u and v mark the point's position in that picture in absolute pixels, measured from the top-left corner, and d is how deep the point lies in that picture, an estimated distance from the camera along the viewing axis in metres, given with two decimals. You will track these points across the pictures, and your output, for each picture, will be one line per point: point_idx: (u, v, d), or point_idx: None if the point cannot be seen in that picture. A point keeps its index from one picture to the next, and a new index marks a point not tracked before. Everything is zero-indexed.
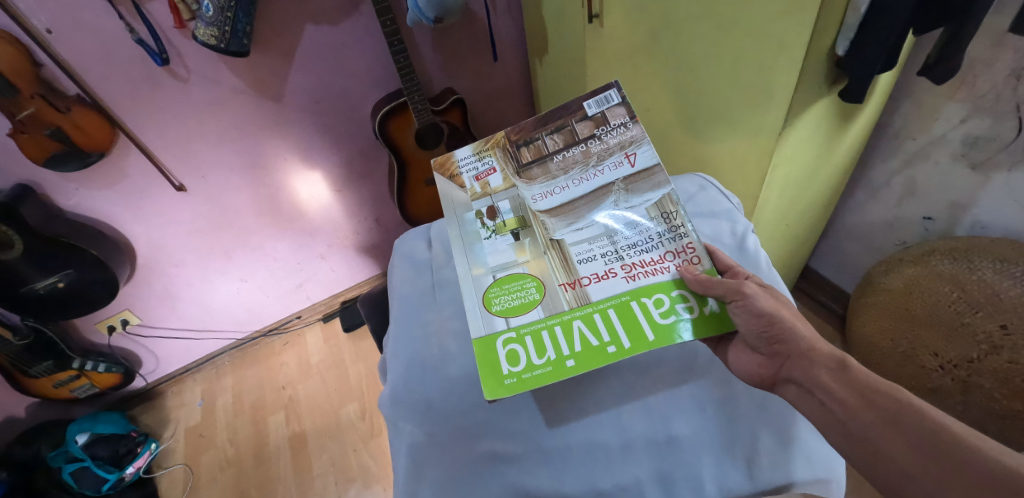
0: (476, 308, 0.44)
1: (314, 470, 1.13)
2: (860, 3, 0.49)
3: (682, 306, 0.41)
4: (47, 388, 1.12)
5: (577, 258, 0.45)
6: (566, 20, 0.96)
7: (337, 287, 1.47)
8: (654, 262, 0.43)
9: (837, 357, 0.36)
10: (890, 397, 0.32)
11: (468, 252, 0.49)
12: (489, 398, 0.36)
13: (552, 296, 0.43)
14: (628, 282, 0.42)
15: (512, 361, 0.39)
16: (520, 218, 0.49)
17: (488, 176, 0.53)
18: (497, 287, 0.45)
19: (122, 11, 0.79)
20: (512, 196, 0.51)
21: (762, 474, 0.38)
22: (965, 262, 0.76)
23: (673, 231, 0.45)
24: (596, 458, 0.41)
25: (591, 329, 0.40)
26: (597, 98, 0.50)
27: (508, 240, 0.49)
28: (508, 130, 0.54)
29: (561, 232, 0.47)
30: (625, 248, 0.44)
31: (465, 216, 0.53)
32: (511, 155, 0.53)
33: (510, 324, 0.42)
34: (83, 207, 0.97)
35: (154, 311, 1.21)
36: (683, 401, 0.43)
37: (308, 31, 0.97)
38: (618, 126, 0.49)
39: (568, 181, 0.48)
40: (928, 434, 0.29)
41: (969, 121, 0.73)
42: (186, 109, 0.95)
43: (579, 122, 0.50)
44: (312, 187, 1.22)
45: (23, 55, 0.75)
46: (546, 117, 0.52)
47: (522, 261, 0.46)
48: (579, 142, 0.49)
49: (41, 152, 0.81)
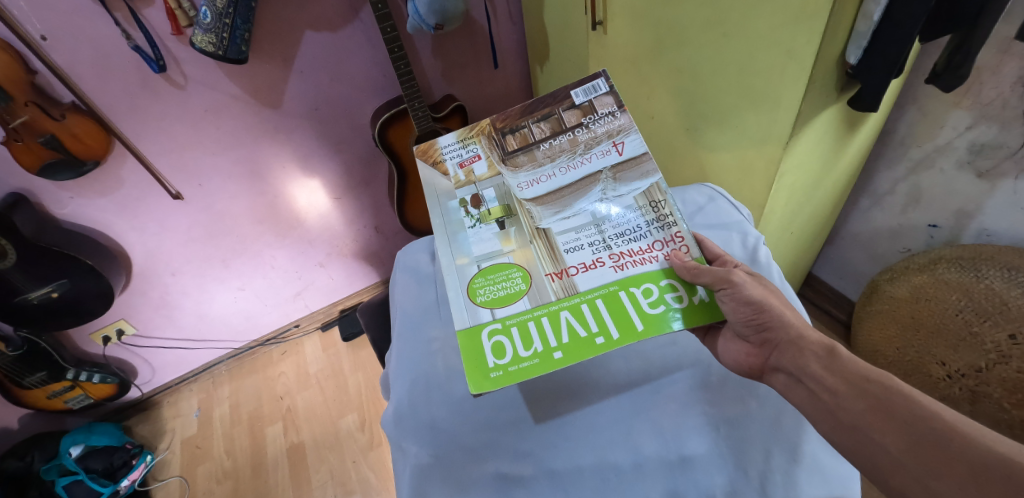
0: (460, 299, 0.41)
1: (313, 483, 1.11)
2: (872, 11, 0.48)
3: (671, 296, 0.39)
4: (40, 399, 1.10)
5: (564, 247, 0.43)
6: (568, 26, 0.95)
7: (337, 295, 1.46)
8: (643, 252, 0.42)
9: (827, 344, 0.36)
10: (880, 385, 0.31)
11: (452, 241, 0.47)
12: (474, 392, 0.34)
13: (538, 287, 0.41)
14: (616, 272, 0.41)
15: (498, 353, 0.37)
16: (505, 206, 0.47)
17: (472, 163, 0.50)
18: (481, 277, 0.43)
19: (119, 18, 0.78)
20: (497, 184, 0.48)
21: (775, 493, 0.36)
22: (973, 271, 0.76)
23: (660, 221, 0.44)
24: (607, 479, 0.39)
25: (579, 319, 0.38)
26: (585, 87, 0.49)
27: (493, 229, 0.47)
28: (493, 117, 0.52)
29: (548, 221, 0.45)
30: (613, 236, 0.43)
31: (449, 205, 0.49)
32: (496, 142, 0.50)
33: (495, 315, 0.40)
34: (78, 216, 0.95)
35: (151, 320, 1.19)
36: (694, 419, 0.42)
37: (308, 37, 0.96)
38: (606, 115, 0.48)
39: (554, 170, 0.47)
40: (919, 423, 0.28)
41: (974, 128, 0.73)
42: (184, 116, 0.93)
43: (566, 110, 0.48)
44: (311, 195, 1.20)
45: (17, 62, 0.73)
46: (533, 104, 0.50)
47: (508, 250, 0.44)
48: (566, 131, 0.48)
49: (35, 160, 0.80)
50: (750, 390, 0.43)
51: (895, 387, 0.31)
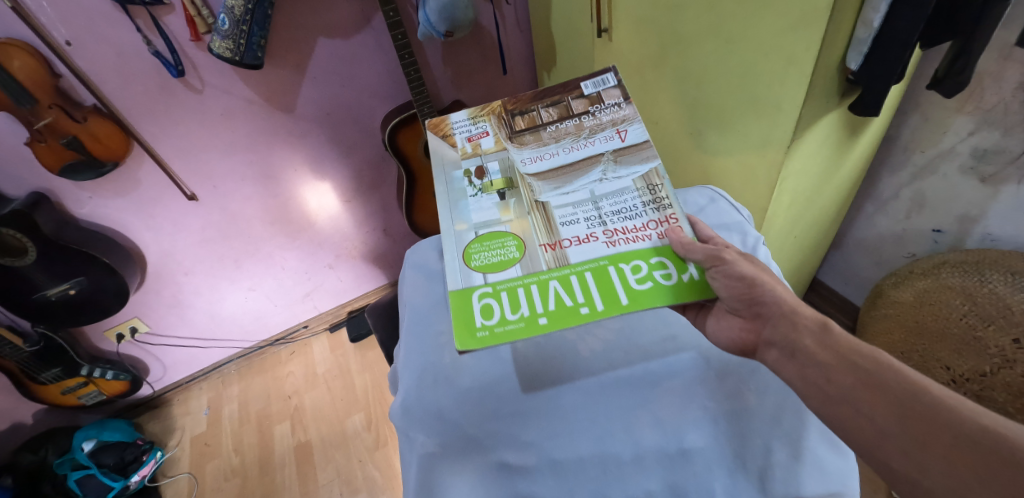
0: (455, 262, 0.42)
1: (319, 480, 1.13)
2: (872, 19, 0.50)
3: (660, 273, 0.39)
4: (55, 394, 1.12)
5: (561, 220, 0.44)
6: (575, 33, 0.97)
7: (344, 297, 1.48)
8: (636, 229, 0.43)
9: (820, 319, 0.37)
10: (869, 359, 0.32)
11: (453, 208, 0.47)
12: (459, 349, 0.35)
13: (531, 256, 0.42)
14: (609, 247, 0.41)
15: (486, 314, 0.38)
16: (507, 179, 0.48)
17: (479, 138, 0.52)
18: (478, 243, 0.44)
19: (140, 24, 0.81)
20: (502, 158, 0.50)
21: (774, 486, 0.37)
22: (977, 276, 0.77)
23: (656, 203, 0.44)
24: (608, 470, 0.40)
25: (566, 290, 0.39)
26: (594, 80, 0.52)
27: (493, 199, 0.48)
28: (505, 99, 0.55)
29: (547, 195, 0.46)
30: (609, 213, 0.44)
31: (453, 174, 0.50)
32: (505, 121, 0.53)
33: (488, 280, 0.40)
34: (96, 216, 0.98)
35: (163, 319, 1.21)
36: (694, 412, 0.43)
37: (321, 44, 0.99)
38: (612, 105, 0.50)
39: (558, 149, 0.49)
40: (907, 395, 0.29)
41: (977, 134, 0.74)
42: (200, 119, 0.96)
43: (574, 99, 0.52)
44: (321, 197, 1.23)
45: (42, 65, 0.76)
46: (543, 92, 0.53)
47: (506, 220, 0.45)
48: (574, 117, 0.51)
49: (57, 161, 0.83)
50: (749, 385, 0.43)
51: (885, 363, 0.32)
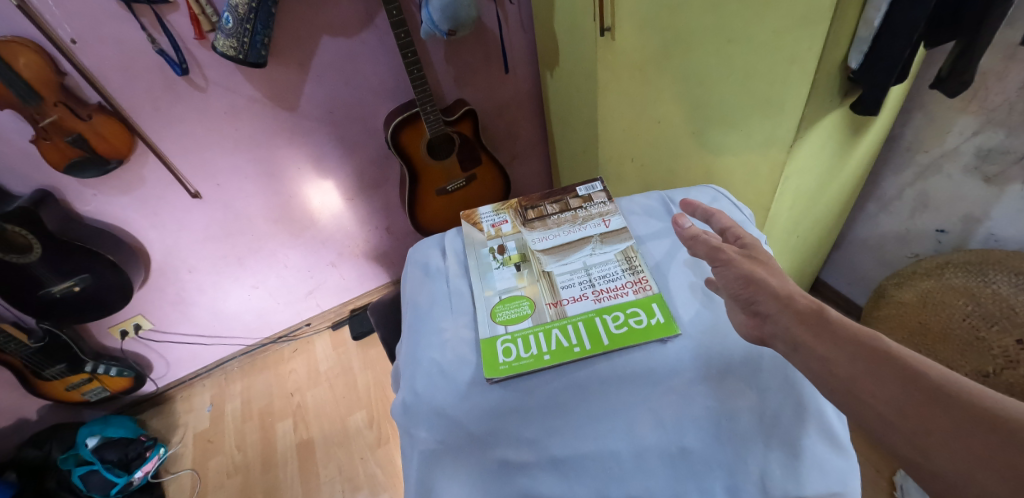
0: (483, 318, 0.54)
1: (320, 478, 1.13)
2: (872, 17, 0.50)
3: (633, 319, 0.50)
4: (59, 390, 1.13)
5: (562, 285, 0.57)
6: (578, 32, 0.97)
7: (347, 295, 1.49)
8: (617, 289, 0.55)
9: (815, 308, 0.35)
10: (868, 347, 0.31)
11: (482, 278, 0.60)
12: (488, 377, 0.47)
13: (540, 311, 0.54)
14: (595, 303, 0.54)
15: (507, 353, 0.49)
16: (522, 255, 0.62)
17: (501, 225, 0.68)
18: (501, 304, 0.56)
19: (145, 23, 0.82)
20: (517, 239, 0.64)
21: (774, 486, 0.38)
22: (979, 275, 0.77)
23: (632, 268, 0.57)
24: (608, 468, 0.40)
25: (564, 335, 0.50)
26: (587, 186, 0.71)
27: (512, 270, 0.60)
28: (520, 198, 0.71)
29: (551, 266, 0.59)
30: (598, 278, 0.57)
31: (481, 251, 0.64)
32: (520, 213, 0.69)
33: (507, 330, 0.52)
34: (100, 213, 0.99)
35: (166, 316, 1.22)
36: (694, 409, 0.42)
37: (324, 42, 0.99)
38: (599, 203, 0.68)
39: (560, 232, 0.63)
40: (913, 379, 0.27)
41: (981, 134, 0.73)
42: (204, 117, 0.97)
43: (572, 198, 0.69)
44: (324, 195, 1.23)
45: (47, 63, 0.76)
46: (549, 194, 0.71)
47: (521, 286, 0.58)
48: (571, 209, 0.67)
49: (62, 159, 0.83)
50: (751, 384, 0.43)
51: (884, 350, 0.30)
